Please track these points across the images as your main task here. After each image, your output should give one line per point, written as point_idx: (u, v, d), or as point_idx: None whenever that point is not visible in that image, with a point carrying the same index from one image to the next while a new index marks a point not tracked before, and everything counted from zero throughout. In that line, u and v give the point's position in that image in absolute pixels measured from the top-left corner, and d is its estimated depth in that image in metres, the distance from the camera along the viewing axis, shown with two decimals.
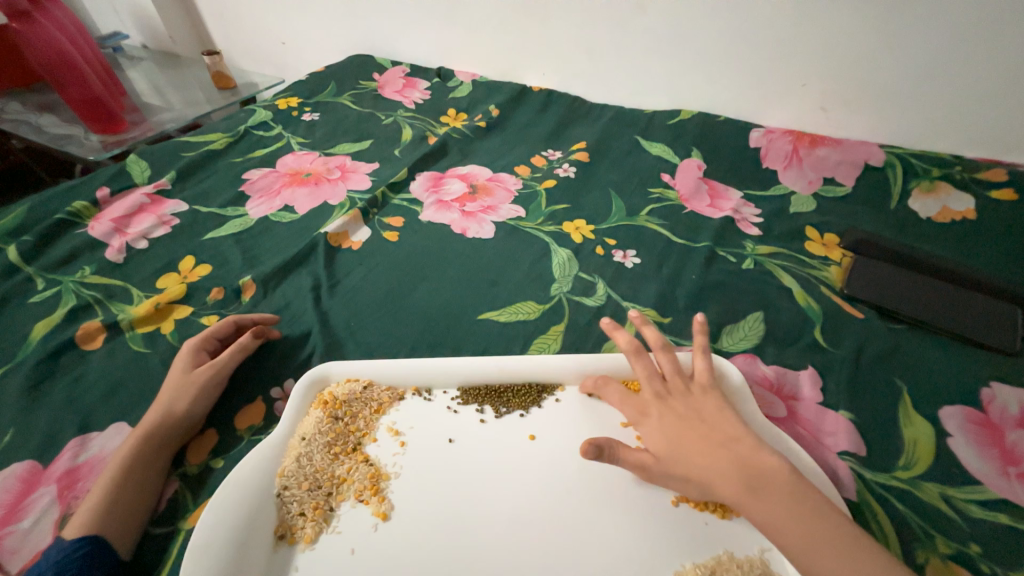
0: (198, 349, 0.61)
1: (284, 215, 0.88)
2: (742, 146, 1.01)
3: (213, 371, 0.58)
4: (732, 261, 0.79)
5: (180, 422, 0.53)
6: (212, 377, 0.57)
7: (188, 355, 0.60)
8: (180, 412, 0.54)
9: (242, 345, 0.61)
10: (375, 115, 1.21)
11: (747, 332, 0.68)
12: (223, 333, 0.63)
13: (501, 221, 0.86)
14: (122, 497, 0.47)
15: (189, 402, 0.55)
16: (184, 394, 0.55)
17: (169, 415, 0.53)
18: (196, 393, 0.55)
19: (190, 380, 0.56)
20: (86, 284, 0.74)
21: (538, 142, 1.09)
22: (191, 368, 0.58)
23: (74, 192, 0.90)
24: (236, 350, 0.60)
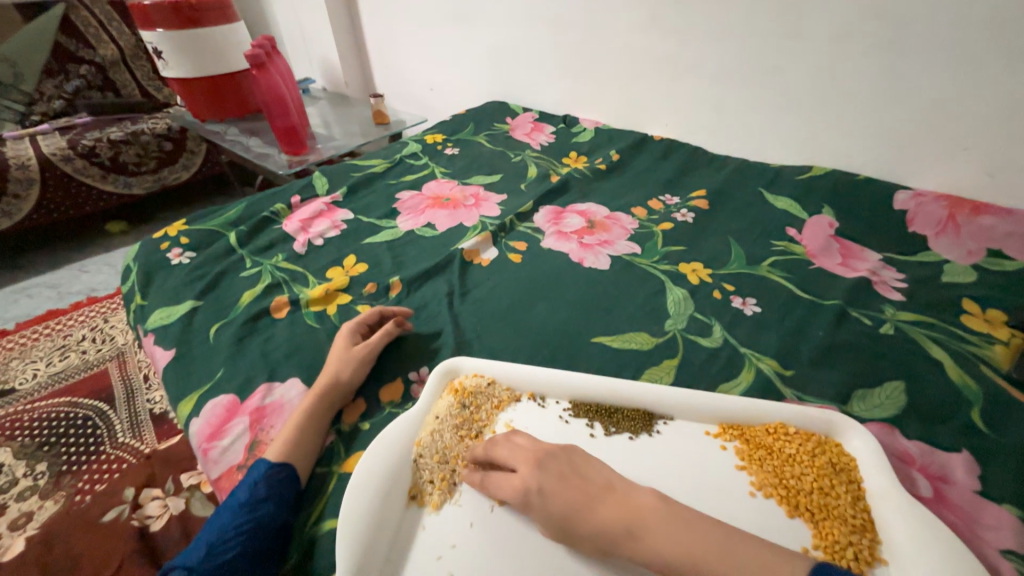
0: (354, 330, 0.73)
1: (427, 230, 1.03)
2: (882, 208, 0.96)
3: (368, 349, 0.69)
4: (867, 323, 0.74)
5: (343, 387, 0.64)
6: (366, 354, 0.68)
7: (345, 332, 0.72)
8: (343, 379, 0.65)
9: (389, 333, 0.72)
10: (506, 154, 1.36)
11: (885, 399, 0.63)
12: (370, 320, 0.75)
13: (616, 255, 0.91)
14: (303, 439, 0.58)
15: (349, 372, 0.66)
16: (346, 364, 0.66)
17: (336, 379, 0.64)
18: (354, 365, 0.66)
19: (351, 353, 0.68)
20: (278, 268, 0.93)
21: (656, 187, 1.14)
22: (349, 345, 0.70)
23: (276, 196, 1.15)
24: (384, 335, 0.72)
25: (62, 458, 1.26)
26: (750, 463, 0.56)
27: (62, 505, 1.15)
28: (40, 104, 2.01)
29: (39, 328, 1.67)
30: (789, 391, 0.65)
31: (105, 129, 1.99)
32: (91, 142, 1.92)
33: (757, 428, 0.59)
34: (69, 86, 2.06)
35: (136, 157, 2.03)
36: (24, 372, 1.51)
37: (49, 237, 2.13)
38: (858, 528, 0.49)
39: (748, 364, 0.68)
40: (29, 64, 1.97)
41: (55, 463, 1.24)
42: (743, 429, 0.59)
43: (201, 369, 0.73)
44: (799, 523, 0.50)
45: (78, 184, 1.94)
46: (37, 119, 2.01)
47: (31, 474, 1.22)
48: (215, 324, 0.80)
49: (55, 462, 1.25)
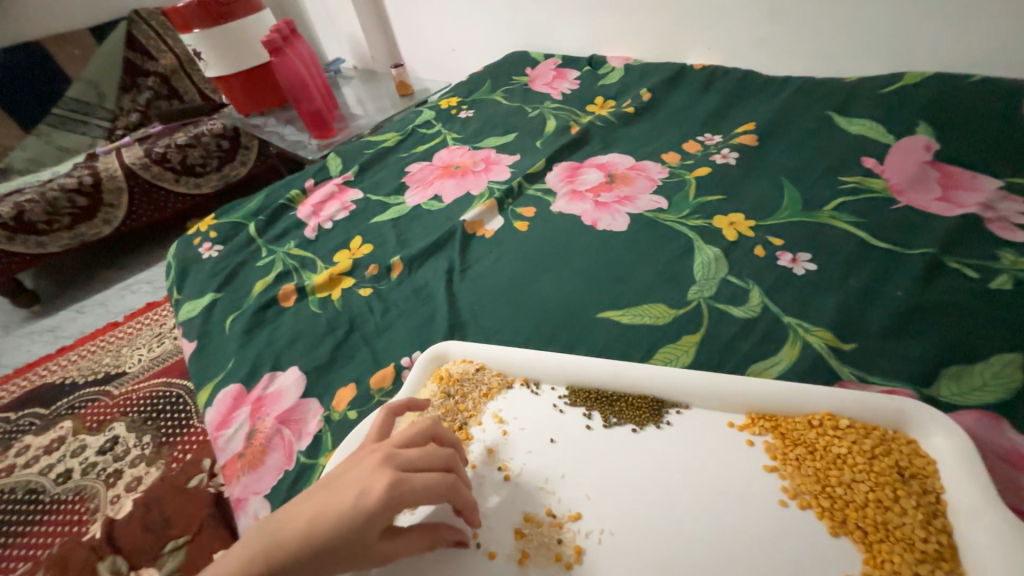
0: (371, 480, 0.42)
1: (433, 203, 0.97)
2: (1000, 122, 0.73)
3: (365, 517, 0.41)
4: (970, 277, 0.56)
5: (293, 564, 0.40)
6: (362, 526, 0.41)
7: (363, 475, 0.43)
8: (302, 554, 0.40)
9: (392, 492, 0.42)
10: (523, 109, 1.23)
11: (987, 378, 0.47)
12: (398, 456, 0.44)
13: (637, 212, 0.78)
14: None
15: (324, 549, 0.40)
16: (325, 530, 0.41)
17: (286, 550, 0.41)
18: (340, 539, 0.40)
19: (357, 517, 0.41)
20: (290, 255, 0.94)
21: (694, 126, 0.96)
22: (342, 482, 0.43)
23: (292, 183, 1.15)
24: (389, 496, 0.41)
25: (162, 429, 1.24)
26: (784, 464, 0.45)
27: (160, 471, 1.14)
28: (122, 118, 1.94)
29: (141, 317, 1.67)
30: (846, 371, 0.51)
31: (172, 131, 1.87)
32: (162, 148, 1.80)
33: (798, 419, 0.47)
34: (142, 97, 1.96)
35: (201, 159, 1.89)
36: (132, 356, 1.50)
37: (127, 237, 2.12)
38: (932, 557, 0.37)
39: (792, 337, 0.55)
40: (109, 82, 1.91)
41: (156, 434, 1.23)
42: (779, 421, 0.48)
43: (216, 360, 0.76)
44: (846, 543, 0.39)
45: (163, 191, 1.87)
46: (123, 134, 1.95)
47: (136, 446, 1.21)
48: (231, 316, 0.83)
49: (156, 433, 1.23)
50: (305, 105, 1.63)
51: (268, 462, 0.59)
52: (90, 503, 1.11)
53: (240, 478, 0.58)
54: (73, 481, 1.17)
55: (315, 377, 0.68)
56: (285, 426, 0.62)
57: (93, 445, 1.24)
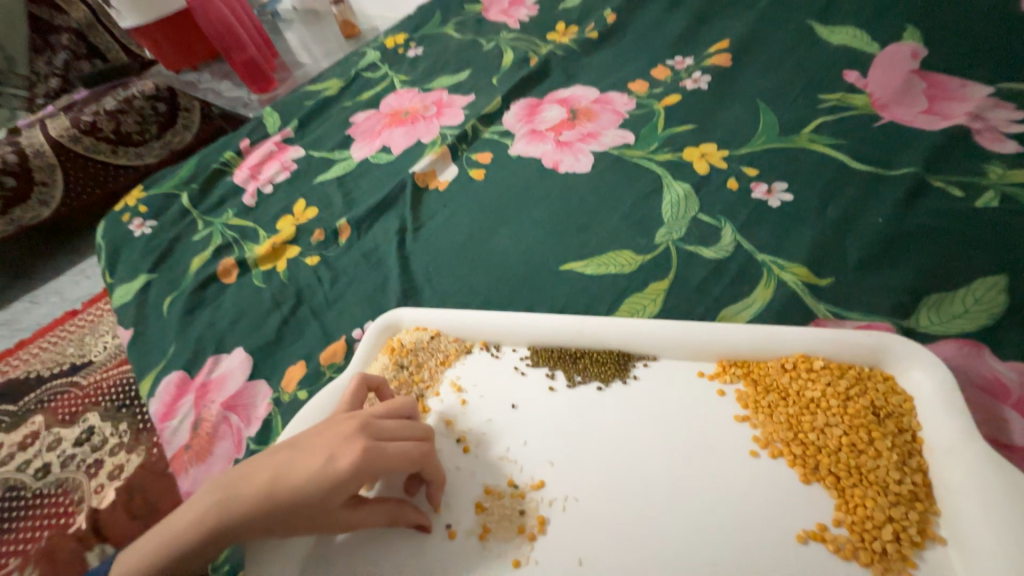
0: (343, 446, 0.38)
1: (382, 155, 0.88)
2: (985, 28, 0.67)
3: (330, 487, 0.37)
4: (956, 196, 0.52)
5: (250, 518, 0.37)
6: (324, 496, 0.37)
7: (335, 439, 0.39)
8: (261, 511, 0.37)
9: (365, 461, 0.38)
10: (477, 43, 1.07)
11: (966, 306, 0.44)
12: (374, 426, 0.40)
13: (603, 149, 0.71)
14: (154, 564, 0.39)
15: (284, 511, 0.37)
16: (287, 492, 0.37)
17: (245, 508, 0.37)
18: (303, 504, 0.37)
19: (322, 485, 0.37)
20: (229, 226, 0.85)
21: (664, 47, 0.84)
22: (310, 443, 0.39)
23: (225, 144, 1.02)
24: (359, 466, 0.37)
25: (142, 412, 1.00)
26: (757, 412, 0.42)
27: (145, 457, 0.94)
28: (40, 86, 1.39)
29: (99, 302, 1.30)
30: (823, 309, 0.48)
31: (99, 96, 1.40)
32: (88, 115, 1.34)
33: (771, 364, 0.44)
34: (58, 59, 1.40)
35: (139, 126, 1.42)
36: (97, 343, 1.18)
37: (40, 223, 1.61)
38: (905, 497, 0.36)
39: (766, 276, 0.51)
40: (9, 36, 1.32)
41: (136, 419, 1.00)
42: (751, 366, 0.45)
43: (157, 347, 0.70)
44: (818, 490, 0.38)
45: (102, 166, 1.41)
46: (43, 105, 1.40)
47: (114, 434, 0.98)
48: (169, 298, 0.76)
49: (134, 418, 1.00)
50: (236, 55, 1.35)
51: (217, 452, 0.55)
52: (75, 495, 0.92)
53: (189, 471, 0.55)
54: (53, 474, 0.96)
55: (263, 357, 0.63)
56: (232, 412, 0.58)
57: (68, 437, 1.00)
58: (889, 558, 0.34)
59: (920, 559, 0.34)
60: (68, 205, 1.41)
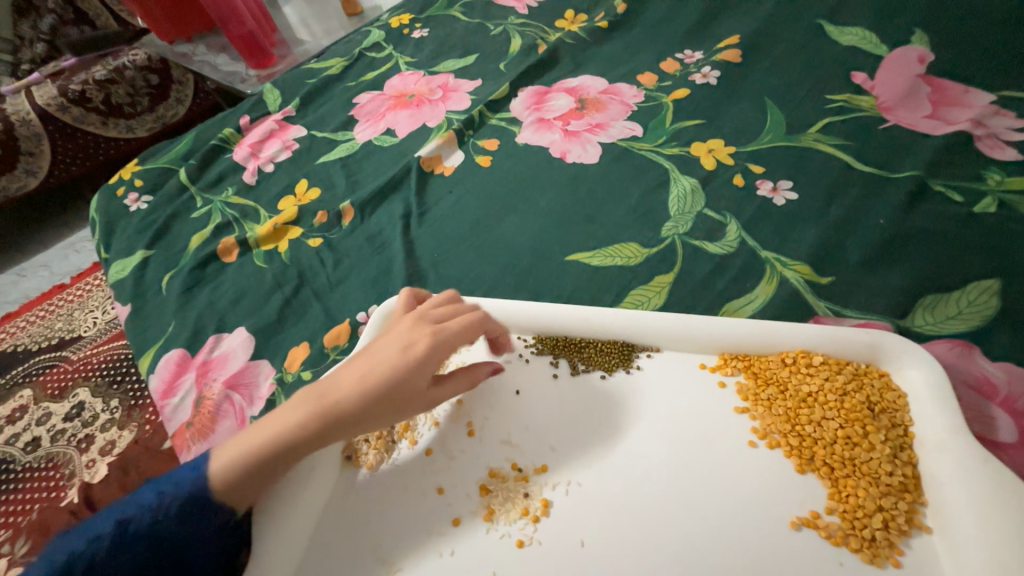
0: (414, 334, 0.43)
1: (386, 138, 0.87)
2: (990, 36, 0.68)
3: (416, 363, 0.42)
4: (955, 201, 0.53)
5: (354, 407, 0.40)
6: (414, 373, 0.42)
7: (403, 332, 0.44)
8: (362, 398, 0.40)
9: (436, 341, 0.43)
10: (484, 26, 1.05)
11: (961, 309, 0.46)
12: (432, 319, 0.45)
13: (610, 141, 0.71)
14: (264, 472, 0.40)
15: (382, 394, 0.41)
16: (379, 377, 0.41)
17: (345, 395, 0.40)
18: (397, 384, 0.41)
19: (410, 363, 0.42)
20: (229, 204, 0.83)
21: (674, 40, 0.84)
22: (383, 343, 0.43)
23: (224, 120, 1.00)
24: (434, 345, 0.43)
25: (134, 388, 1.00)
26: (756, 405, 0.44)
27: (137, 434, 0.93)
28: (24, 50, 1.35)
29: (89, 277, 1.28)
30: (823, 307, 0.49)
31: (88, 64, 1.34)
32: (77, 85, 1.29)
33: (771, 358, 0.46)
34: (45, 23, 1.35)
35: (130, 98, 1.37)
36: (85, 319, 1.17)
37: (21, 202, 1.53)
38: (894, 488, 0.38)
39: (769, 273, 0.52)
40: None
41: (127, 396, 0.99)
42: (752, 360, 0.46)
43: (155, 324, 0.69)
44: (812, 479, 0.40)
45: (93, 138, 1.37)
46: (25, 71, 1.35)
47: (105, 410, 0.97)
48: (168, 275, 0.75)
49: (126, 395, 0.99)
50: (234, 27, 1.25)
51: (220, 429, 0.55)
52: (65, 470, 0.91)
53: (192, 448, 0.55)
54: (43, 448, 0.95)
55: (266, 337, 0.63)
56: (234, 391, 0.58)
57: (57, 413, 0.99)
58: (878, 545, 0.36)
59: (907, 547, 0.36)
60: (55, 176, 1.37)
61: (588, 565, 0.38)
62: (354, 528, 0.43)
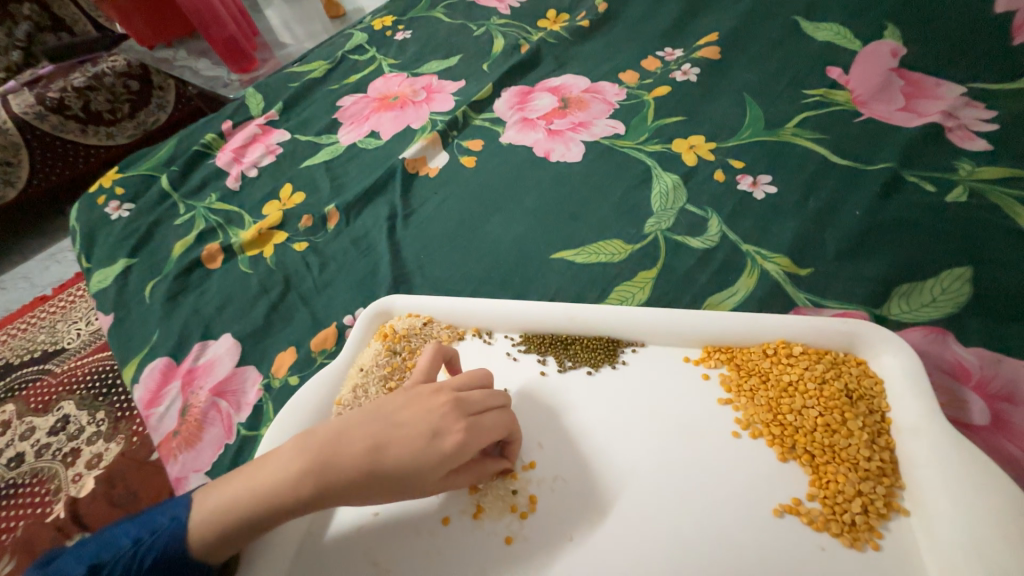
0: (447, 423, 0.40)
1: (370, 140, 0.86)
2: (959, 30, 0.70)
3: (436, 459, 0.39)
4: (928, 191, 0.55)
5: (354, 485, 0.38)
6: (428, 466, 0.39)
7: (434, 417, 0.41)
8: (365, 479, 0.38)
9: (469, 436, 0.40)
10: (467, 27, 1.05)
11: (935, 296, 0.47)
12: (465, 400, 0.42)
13: (593, 139, 0.71)
14: (242, 535, 0.38)
15: (385, 476, 0.38)
16: (393, 463, 0.39)
17: (348, 474, 0.38)
18: (407, 472, 0.39)
19: (430, 456, 0.39)
20: (212, 210, 0.83)
21: (654, 38, 0.85)
22: (406, 416, 0.41)
23: (206, 125, 0.99)
24: (465, 442, 0.40)
25: (121, 399, 0.98)
26: (739, 395, 0.44)
27: (125, 445, 0.92)
28: None
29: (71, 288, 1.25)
30: (802, 297, 0.50)
31: (66, 71, 1.31)
32: (55, 92, 1.26)
33: (753, 349, 0.46)
34: (20, 30, 1.31)
35: (111, 104, 1.35)
36: (69, 331, 1.15)
37: None
38: (873, 474, 0.39)
39: (750, 265, 0.53)
40: None
41: (113, 408, 0.97)
42: (734, 352, 0.47)
43: (139, 333, 0.69)
44: (794, 467, 0.40)
45: (72, 146, 1.35)
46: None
47: (91, 423, 0.96)
48: (151, 283, 0.74)
49: (112, 407, 0.98)
50: (214, 31, 1.24)
51: (207, 438, 0.55)
52: (51, 485, 0.90)
53: (178, 457, 0.54)
54: (28, 463, 0.93)
55: (252, 343, 0.62)
56: (221, 398, 0.57)
57: (42, 427, 0.97)
58: (857, 529, 0.37)
59: (887, 529, 0.37)
60: (35, 185, 1.35)
61: (577, 560, 0.39)
62: (343, 531, 0.43)
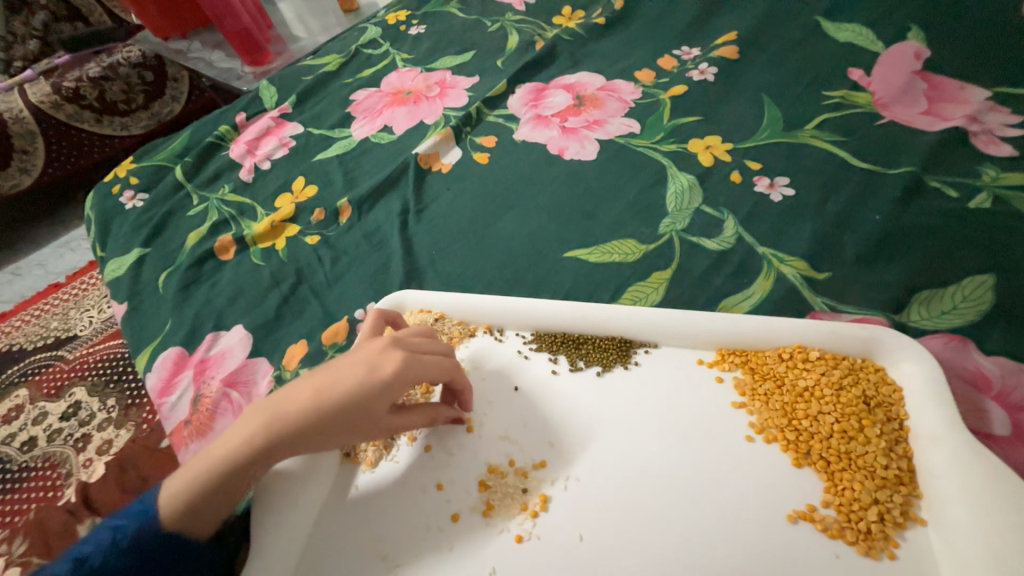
0: (384, 357, 0.41)
1: (383, 135, 0.86)
2: (986, 32, 0.68)
3: (382, 386, 0.40)
4: (950, 196, 0.54)
5: (303, 429, 0.39)
6: (376, 398, 0.40)
7: (373, 353, 0.42)
8: (313, 418, 0.39)
9: (407, 366, 0.41)
10: (481, 22, 1.05)
11: (956, 304, 0.46)
12: (404, 341, 0.44)
13: (607, 138, 0.71)
14: (214, 502, 0.39)
15: (333, 414, 0.39)
16: (335, 396, 0.39)
17: (299, 417, 0.39)
18: (353, 405, 0.39)
19: (370, 387, 0.40)
20: (225, 202, 0.83)
21: (671, 36, 0.84)
22: (346, 362, 0.41)
23: (220, 117, 0.99)
24: (403, 369, 0.41)
25: (131, 387, 1.00)
26: (753, 399, 0.44)
27: (135, 433, 0.93)
28: (17, 47, 1.32)
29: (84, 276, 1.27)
30: (820, 302, 0.49)
31: (83, 61, 1.34)
32: (71, 82, 1.28)
33: (768, 353, 0.46)
34: (37, 20, 1.32)
35: (125, 95, 1.37)
36: (81, 318, 1.16)
37: None
38: (890, 482, 0.38)
39: (766, 268, 0.53)
40: None
41: (124, 395, 0.98)
42: (749, 355, 0.46)
43: (152, 322, 0.69)
44: (809, 474, 0.40)
45: (87, 135, 1.36)
46: (17, 67, 1.33)
47: (102, 409, 0.97)
48: (164, 273, 0.74)
49: (123, 394, 0.99)
50: (229, 22, 1.23)
51: (217, 428, 0.55)
52: (63, 469, 0.91)
53: (190, 446, 0.55)
54: (40, 447, 0.95)
55: (263, 335, 0.63)
56: (232, 389, 0.58)
57: (54, 412, 0.98)
58: (873, 537, 0.36)
59: (903, 539, 0.36)
60: (51, 173, 1.36)
61: (586, 560, 0.38)
62: (353, 525, 0.43)
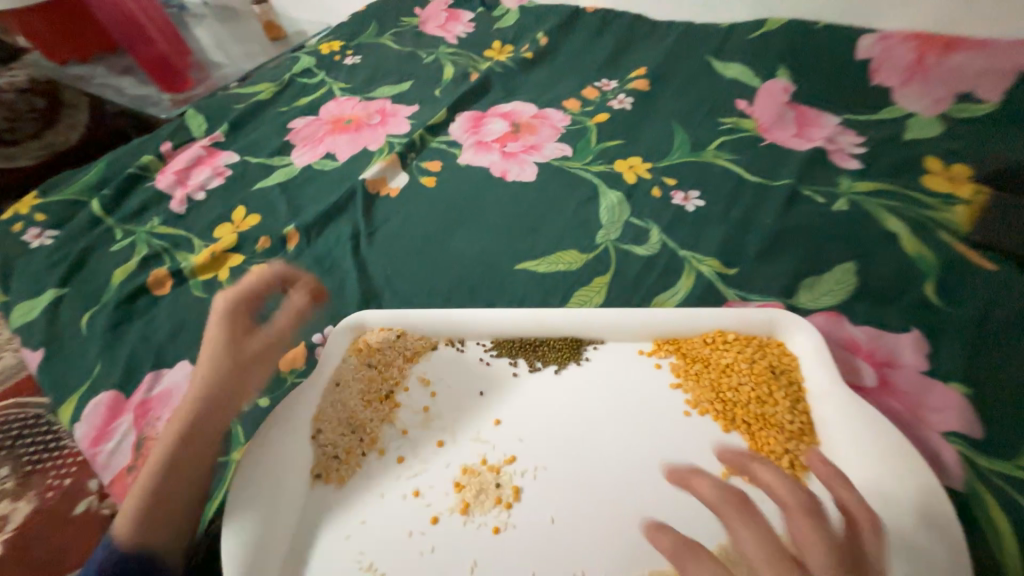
0: (234, 333, 0.50)
1: (326, 162, 0.87)
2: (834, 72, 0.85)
3: (238, 358, 0.49)
4: (820, 202, 0.66)
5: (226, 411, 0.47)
6: (235, 368, 0.48)
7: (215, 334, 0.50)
8: (216, 396, 0.46)
9: (255, 343, 0.50)
10: (416, 55, 1.10)
11: (832, 286, 0.57)
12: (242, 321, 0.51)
13: (544, 161, 0.78)
14: (178, 506, 0.43)
15: (218, 389, 0.47)
16: (202, 376, 0.47)
17: (199, 406, 0.46)
18: (223, 379, 0.47)
19: (225, 361, 0.48)
20: (155, 234, 0.79)
21: (592, 71, 0.95)
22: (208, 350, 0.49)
23: (143, 147, 0.94)
24: (256, 346, 0.50)
25: None
26: (687, 379, 0.51)
27: None
28: None
29: None
30: (732, 293, 0.59)
31: None
32: None
33: (695, 339, 0.54)
34: None
35: None
36: None
37: None
38: (797, 434, 0.46)
39: (687, 268, 0.61)
40: None
41: None
42: (680, 343, 0.54)
43: (78, 368, 0.64)
44: (735, 436, 0.47)
45: None
46: None
47: None
48: (88, 313, 0.69)
49: None
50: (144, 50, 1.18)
51: None
52: None
53: None
54: None
55: None
56: None
57: None
58: None
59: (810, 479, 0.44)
60: None
61: (562, 540, 0.42)
62: (331, 541, 0.44)
